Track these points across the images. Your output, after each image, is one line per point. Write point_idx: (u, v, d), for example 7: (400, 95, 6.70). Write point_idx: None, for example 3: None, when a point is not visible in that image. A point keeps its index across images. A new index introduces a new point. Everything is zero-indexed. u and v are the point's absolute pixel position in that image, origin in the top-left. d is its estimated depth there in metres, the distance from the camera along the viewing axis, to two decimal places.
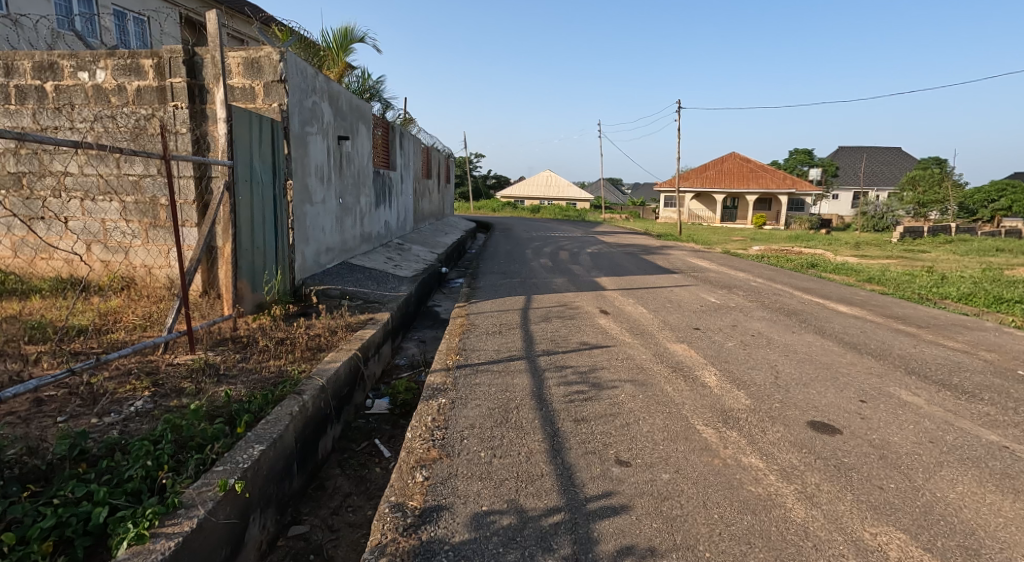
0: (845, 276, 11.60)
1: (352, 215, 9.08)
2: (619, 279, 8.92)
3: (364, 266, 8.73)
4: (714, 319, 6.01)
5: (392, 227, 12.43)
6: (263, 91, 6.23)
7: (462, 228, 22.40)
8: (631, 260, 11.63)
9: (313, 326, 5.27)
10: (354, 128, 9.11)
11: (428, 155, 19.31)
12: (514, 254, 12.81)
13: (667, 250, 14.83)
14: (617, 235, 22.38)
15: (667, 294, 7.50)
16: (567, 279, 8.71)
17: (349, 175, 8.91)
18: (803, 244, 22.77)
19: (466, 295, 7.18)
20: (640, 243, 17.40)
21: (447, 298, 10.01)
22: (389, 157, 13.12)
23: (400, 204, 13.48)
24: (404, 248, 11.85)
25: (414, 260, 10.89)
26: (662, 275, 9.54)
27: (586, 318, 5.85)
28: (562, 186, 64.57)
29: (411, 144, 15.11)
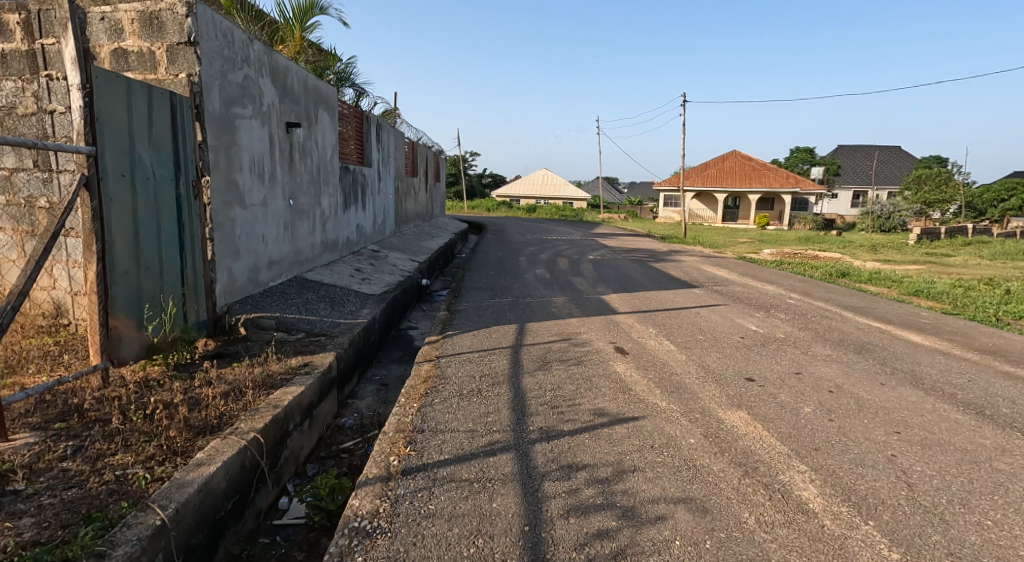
0: (886, 287, 10.09)
1: (307, 219, 7.57)
2: (631, 297, 7.41)
3: (322, 282, 7.20)
4: (766, 361, 4.54)
5: (366, 232, 10.90)
6: (166, 57, 4.69)
7: (452, 230, 20.83)
8: (640, 271, 10.12)
9: (215, 386, 3.74)
10: (311, 114, 7.60)
11: (413, 151, 17.72)
12: (507, 262, 11.31)
13: (676, 257, 13.29)
14: (618, 237, 20.85)
15: (694, 321, 6.01)
16: (568, 297, 7.20)
17: (304, 172, 7.41)
18: (817, 247, 21.25)
19: (442, 324, 5.67)
20: (645, 248, 15.88)
21: (426, 318, 8.48)
22: (364, 151, 11.58)
23: (376, 205, 11.94)
24: (379, 257, 10.32)
25: (389, 272, 9.34)
26: (681, 290, 8.03)
27: (598, 362, 4.36)
28: (559, 185, 63.02)
29: (391, 137, 13.53)
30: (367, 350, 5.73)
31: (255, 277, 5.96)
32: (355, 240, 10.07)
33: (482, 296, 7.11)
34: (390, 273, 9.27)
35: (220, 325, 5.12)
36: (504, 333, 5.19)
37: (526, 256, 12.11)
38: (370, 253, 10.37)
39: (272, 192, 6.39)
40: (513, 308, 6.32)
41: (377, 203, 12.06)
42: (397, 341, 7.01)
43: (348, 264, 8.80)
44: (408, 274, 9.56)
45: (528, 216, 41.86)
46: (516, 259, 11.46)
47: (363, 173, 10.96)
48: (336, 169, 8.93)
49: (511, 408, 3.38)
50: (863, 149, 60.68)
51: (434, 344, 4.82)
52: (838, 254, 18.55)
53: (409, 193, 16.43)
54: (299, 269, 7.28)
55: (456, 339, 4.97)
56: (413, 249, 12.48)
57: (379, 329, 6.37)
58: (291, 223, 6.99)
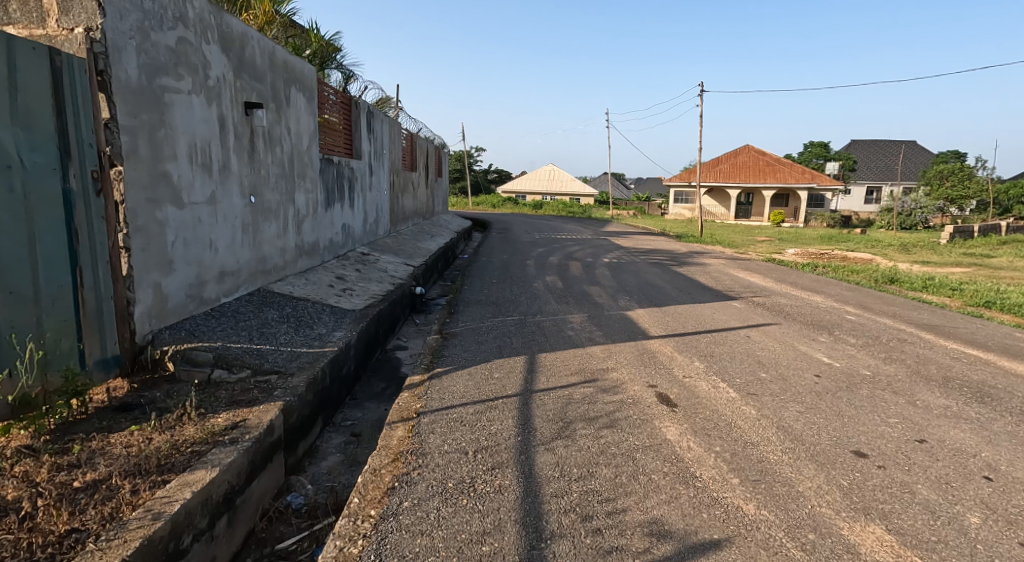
0: (946, 296, 8.83)
1: (274, 219, 6.40)
2: (660, 314, 6.18)
3: (290, 297, 6.01)
4: (867, 419, 3.32)
5: (352, 234, 9.72)
6: (58, 6, 3.55)
7: (454, 229, 19.63)
8: (664, 279, 8.87)
9: (86, 471, 2.58)
10: (279, 95, 6.44)
11: (411, 144, 16.53)
12: (512, 266, 10.12)
13: (699, 260, 12.07)
14: (630, 236, 19.59)
15: (747, 350, 4.77)
16: (586, 314, 5.98)
17: (270, 163, 6.24)
18: (843, 247, 19.93)
19: (429, 356, 4.46)
20: (662, 249, 14.67)
21: (417, 336, 7.28)
22: (352, 143, 10.40)
23: (367, 203, 10.77)
24: (368, 262, 9.13)
25: (377, 280, 8.15)
26: (718, 304, 6.79)
27: (638, 424, 3.15)
28: (565, 182, 61.80)
29: (385, 128, 12.35)
30: (335, 389, 4.54)
31: (199, 293, 4.79)
32: (338, 243, 8.89)
33: (481, 314, 5.89)
34: (379, 282, 8.08)
35: (139, 362, 3.94)
36: (509, 372, 3.98)
37: (534, 260, 10.86)
38: (359, 258, 9.18)
39: (223, 188, 5.22)
40: (519, 333, 5.10)
41: (368, 200, 10.88)
42: (379, 369, 5.81)
43: (329, 273, 7.63)
44: (400, 283, 8.37)
45: (535, 213, 40.63)
46: (523, 263, 10.24)
47: (351, 167, 9.79)
48: (316, 161, 7.76)
49: (520, 525, 2.18)
50: (879, 144, 59.07)
51: (413, 393, 3.61)
52: (868, 255, 17.24)
53: (407, 190, 15.24)
54: (263, 281, 6.10)
55: (444, 383, 3.76)
56: (407, 251, 11.29)
57: (354, 358, 5.18)
58: (251, 226, 5.82)
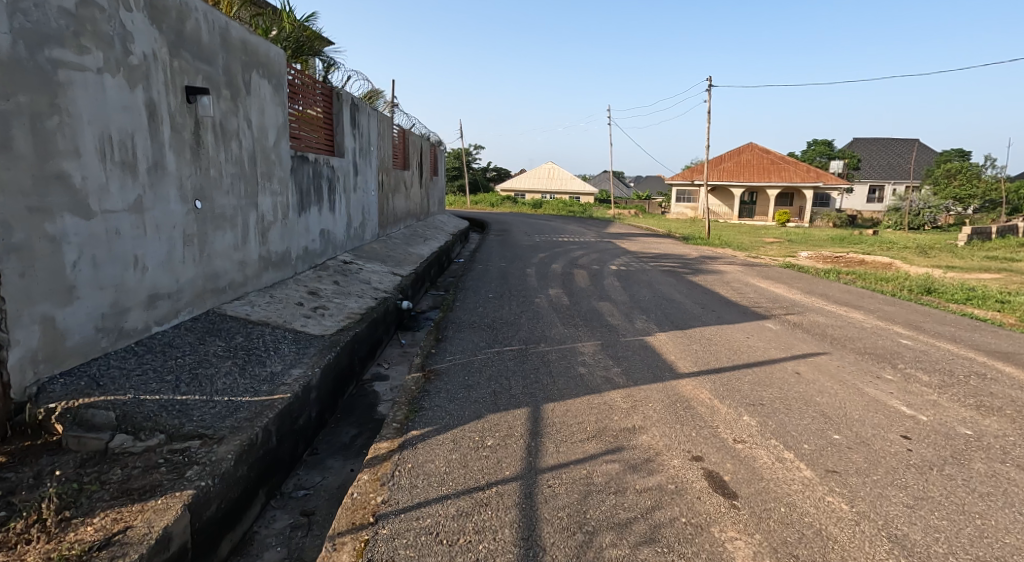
0: (996, 309, 7.87)
1: (229, 227, 5.46)
2: (686, 340, 5.22)
3: (245, 322, 5.04)
4: (1007, 524, 2.38)
5: (332, 240, 8.76)
6: None
7: (449, 230, 18.66)
8: (681, 291, 7.91)
9: None
10: (235, 81, 5.50)
11: (404, 141, 15.58)
12: (510, 274, 9.17)
13: (713, 267, 11.13)
14: (634, 238, 18.61)
15: (805, 395, 3.81)
16: (598, 341, 5.01)
17: (222, 160, 5.30)
18: (858, 249, 19.02)
19: (404, 407, 3.50)
20: (671, 253, 13.74)
21: (401, 361, 6.32)
22: (333, 139, 9.43)
23: (350, 205, 9.81)
24: (349, 272, 8.17)
25: (356, 295, 7.17)
26: (750, 325, 5.83)
27: (689, 540, 2.21)
28: (565, 180, 60.87)
29: (372, 122, 11.36)
30: (285, 449, 3.57)
31: (117, 324, 3.85)
32: (314, 252, 7.93)
33: (473, 342, 4.93)
34: (358, 297, 7.10)
35: (17, 427, 2.96)
36: (506, 437, 3.03)
37: (535, 268, 9.88)
38: (340, 268, 8.20)
39: (156, 191, 4.29)
40: (519, 371, 4.14)
41: (351, 202, 9.92)
42: (351, 410, 4.85)
43: (301, 288, 6.67)
44: (384, 297, 7.40)
45: (534, 212, 39.64)
46: (523, 272, 9.26)
47: (331, 165, 8.83)
48: (286, 159, 6.82)
49: None
50: (883, 142, 58.13)
51: (376, 476, 2.66)
52: (887, 258, 16.31)
53: (398, 190, 14.25)
54: (214, 301, 5.15)
55: (419, 459, 2.81)
56: (396, 258, 10.31)
57: (316, 401, 4.21)
58: (196, 236, 4.88)
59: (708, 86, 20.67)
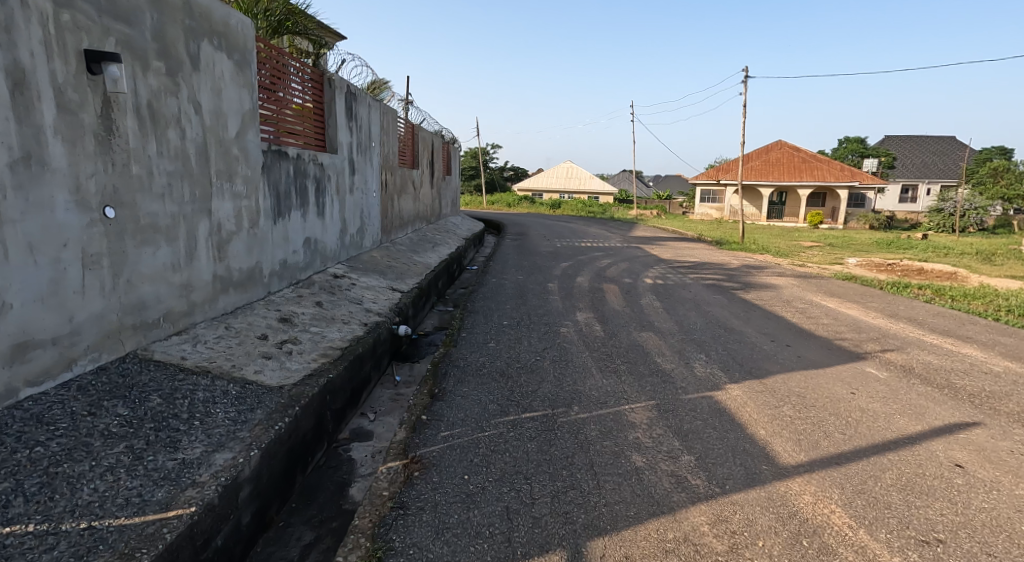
0: None
1: (166, 242, 4.19)
2: (771, 397, 3.86)
3: (177, 369, 3.78)
4: None
5: (319, 250, 7.49)
6: None
7: (462, 234, 17.40)
8: (737, 315, 6.52)
9: None
10: (173, 50, 4.25)
11: (411, 137, 14.33)
12: (529, 290, 7.84)
13: (763, 279, 9.71)
14: (663, 242, 17.17)
15: (995, 516, 2.48)
16: (650, 400, 3.69)
17: (153, 154, 4.04)
18: (913, 255, 17.34)
19: (365, 547, 2.31)
20: (710, 261, 12.31)
21: (392, 409, 5.03)
22: (325, 132, 8.16)
23: (344, 209, 8.54)
24: (337, 290, 6.90)
25: (342, 320, 5.90)
26: (846, 371, 4.45)
27: None
28: (584, 179, 59.42)
29: (374, 114, 10.09)
30: None
31: None
32: (294, 266, 6.65)
33: (480, 402, 3.63)
34: (344, 324, 5.83)
35: None
36: None
37: (557, 281, 8.55)
38: (327, 285, 6.93)
39: (28, 196, 3.08)
40: (544, 465, 2.83)
41: (346, 206, 8.65)
42: (312, 495, 3.54)
43: (271, 314, 5.41)
44: (376, 322, 6.13)
45: (552, 213, 38.25)
46: (545, 288, 7.96)
47: (320, 162, 7.56)
48: (253, 154, 5.55)
49: None
50: (918, 139, 55.75)
51: None
52: (951, 266, 14.67)
53: (405, 191, 12.97)
54: (139, 340, 3.88)
55: None
56: (397, 270, 9.03)
57: (252, 501, 2.92)
58: (109, 254, 3.62)
59: (742, 79, 19.90)
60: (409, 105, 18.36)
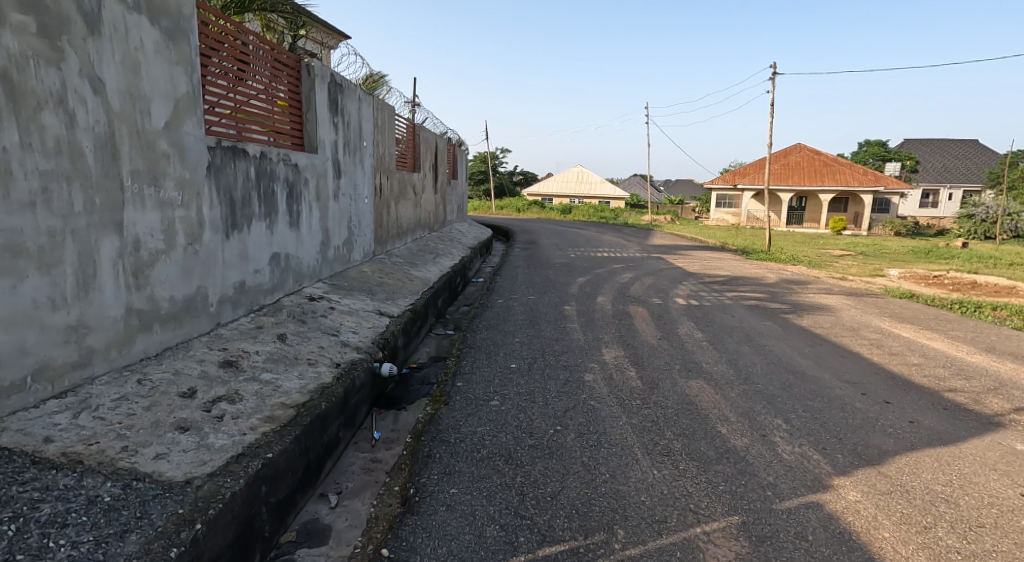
0: None
1: (37, 270, 3.07)
2: (906, 506, 2.62)
3: (28, 461, 2.62)
4: None
5: (291, 267, 6.30)
6: None
7: (468, 242, 16.21)
8: (801, 353, 5.26)
9: None
10: (51, 2, 3.08)
11: (412, 137, 13.15)
12: (543, 315, 6.59)
13: (811, 300, 8.43)
14: (686, 253, 15.90)
15: None
16: (733, 520, 2.50)
17: (8, 146, 2.90)
18: (957, 267, 16.04)
19: None
20: (744, 276, 11.02)
21: (363, 486, 3.79)
22: (303, 127, 6.93)
23: (326, 218, 7.35)
24: (309, 318, 5.71)
25: (306, 360, 4.69)
26: (992, 452, 3.19)
27: None
28: (595, 184, 58.14)
29: (365, 109, 8.87)
30: None
31: None
32: (255, 288, 5.46)
33: (470, 527, 2.48)
34: (309, 365, 4.62)
35: None
36: None
37: (574, 304, 7.31)
38: (297, 312, 5.74)
39: None
40: None
41: (329, 214, 7.46)
42: None
43: (211, 356, 4.20)
44: (351, 362, 4.91)
45: (563, 219, 37.06)
46: (561, 312, 6.73)
47: (295, 163, 6.37)
48: (193, 150, 4.35)
49: None
50: (941, 143, 54.00)
51: None
52: (1006, 279, 13.34)
53: (404, 197, 11.80)
54: None
55: None
56: (387, 289, 7.83)
57: None
58: None
59: (770, 78, 18.71)
60: (414, 106, 17.29)
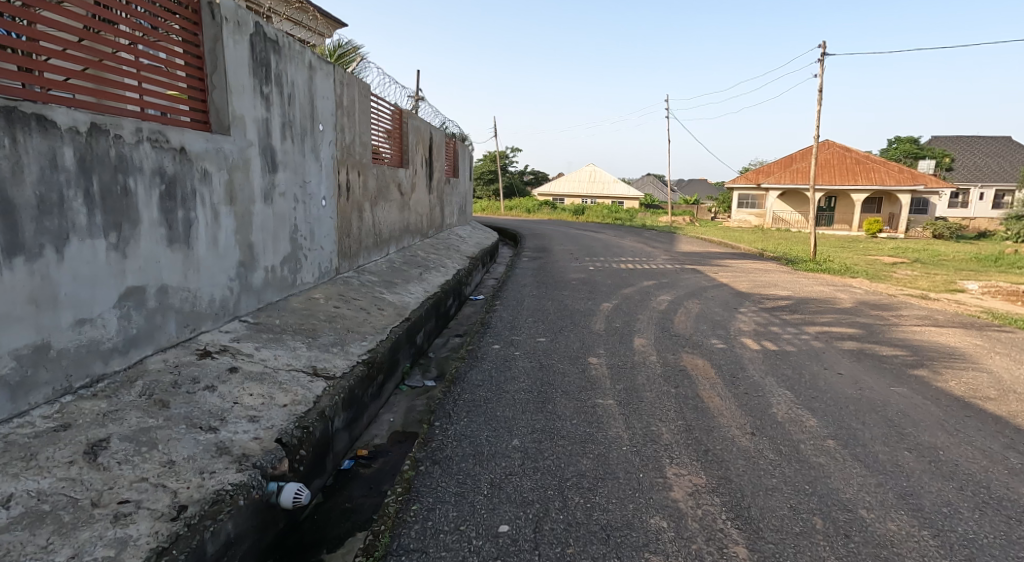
0: None
1: None
2: None
3: None
4: None
5: (172, 305, 4.09)
6: None
7: (469, 250, 14.05)
8: (1008, 479, 3.06)
9: None
10: None
11: (395, 126, 11.00)
12: (557, 376, 4.45)
13: (928, 343, 6.25)
14: (723, 263, 13.67)
15: None
16: None
17: None
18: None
19: None
20: (811, 299, 8.84)
21: None
22: (210, 95, 4.72)
23: (248, 228, 5.16)
24: (178, 396, 3.50)
25: (115, 509, 2.52)
26: None
27: None
28: (609, 183, 55.82)
29: (320, 80, 6.67)
30: None
31: None
32: (79, 353, 3.26)
33: None
34: (112, 523, 2.45)
35: None
36: None
37: (604, 354, 5.15)
38: (159, 386, 3.54)
39: None
40: None
41: (253, 223, 5.27)
42: None
43: None
44: (210, 499, 2.72)
45: (576, 220, 34.88)
46: (585, 374, 4.53)
47: (181, 146, 4.16)
48: None
49: None
50: (976, 141, 51.19)
51: None
52: None
53: (384, 198, 9.63)
54: None
55: None
56: (339, 329, 5.64)
57: None
58: None
59: (817, 62, 16.48)
60: (415, 97, 15.27)
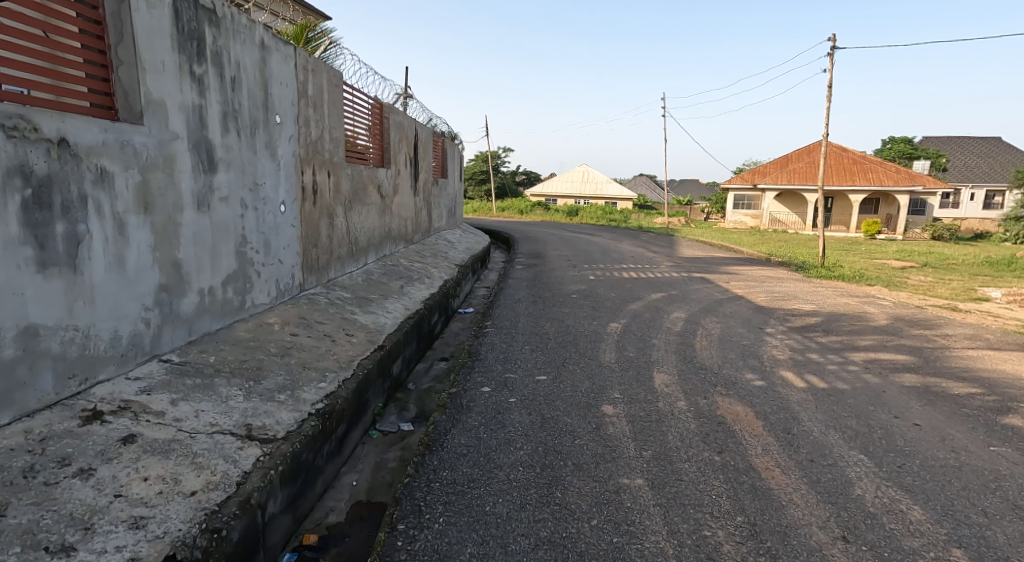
0: None
1: None
2: None
3: None
4: None
5: (41, 351, 3.05)
6: None
7: (459, 256, 13.00)
8: None
9: None
10: None
11: (375, 121, 9.94)
12: (563, 437, 3.45)
13: (1000, 376, 5.27)
14: (733, 270, 12.70)
15: None
16: None
17: None
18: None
19: None
20: (842, 317, 7.88)
21: None
22: (114, 72, 3.63)
23: (173, 243, 4.10)
24: (29, 497, 2.48)
25: None
26: None
27: None
28: (602, 184, 54.89)
29: (276, 62, 5.59)
30: None
31: None
32: None
33: None
34: None
35: None
36: None
37: (622, 400, 4.13)
38: (2, 476, 2.52)
39: None
40: None
41: (182, 235, 4.20)
42: None
43: None
44: None
45: (571, 222, 33.92)
46: (600, 435, 3.51)
47: (59, 136, 3.13)
48: None
49: None
50: (973, 141, 50.70)
51: None
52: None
53: (360, 202, 8.57)
54: None
55: None
56: (293, 366, 4.59)
57: None
58: None
59: (827, 56, 15.58)
60: (403, 96, 14.23)
